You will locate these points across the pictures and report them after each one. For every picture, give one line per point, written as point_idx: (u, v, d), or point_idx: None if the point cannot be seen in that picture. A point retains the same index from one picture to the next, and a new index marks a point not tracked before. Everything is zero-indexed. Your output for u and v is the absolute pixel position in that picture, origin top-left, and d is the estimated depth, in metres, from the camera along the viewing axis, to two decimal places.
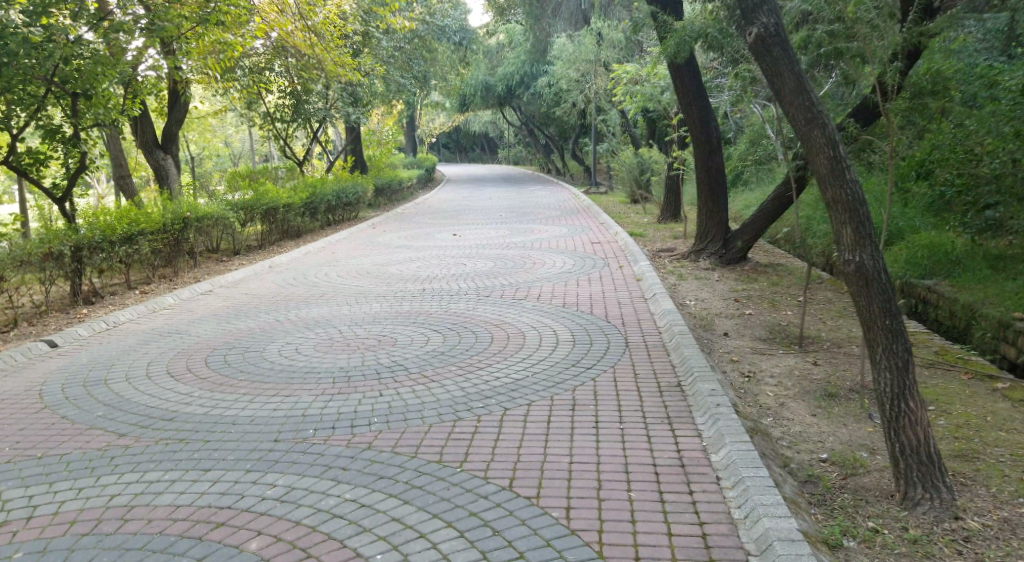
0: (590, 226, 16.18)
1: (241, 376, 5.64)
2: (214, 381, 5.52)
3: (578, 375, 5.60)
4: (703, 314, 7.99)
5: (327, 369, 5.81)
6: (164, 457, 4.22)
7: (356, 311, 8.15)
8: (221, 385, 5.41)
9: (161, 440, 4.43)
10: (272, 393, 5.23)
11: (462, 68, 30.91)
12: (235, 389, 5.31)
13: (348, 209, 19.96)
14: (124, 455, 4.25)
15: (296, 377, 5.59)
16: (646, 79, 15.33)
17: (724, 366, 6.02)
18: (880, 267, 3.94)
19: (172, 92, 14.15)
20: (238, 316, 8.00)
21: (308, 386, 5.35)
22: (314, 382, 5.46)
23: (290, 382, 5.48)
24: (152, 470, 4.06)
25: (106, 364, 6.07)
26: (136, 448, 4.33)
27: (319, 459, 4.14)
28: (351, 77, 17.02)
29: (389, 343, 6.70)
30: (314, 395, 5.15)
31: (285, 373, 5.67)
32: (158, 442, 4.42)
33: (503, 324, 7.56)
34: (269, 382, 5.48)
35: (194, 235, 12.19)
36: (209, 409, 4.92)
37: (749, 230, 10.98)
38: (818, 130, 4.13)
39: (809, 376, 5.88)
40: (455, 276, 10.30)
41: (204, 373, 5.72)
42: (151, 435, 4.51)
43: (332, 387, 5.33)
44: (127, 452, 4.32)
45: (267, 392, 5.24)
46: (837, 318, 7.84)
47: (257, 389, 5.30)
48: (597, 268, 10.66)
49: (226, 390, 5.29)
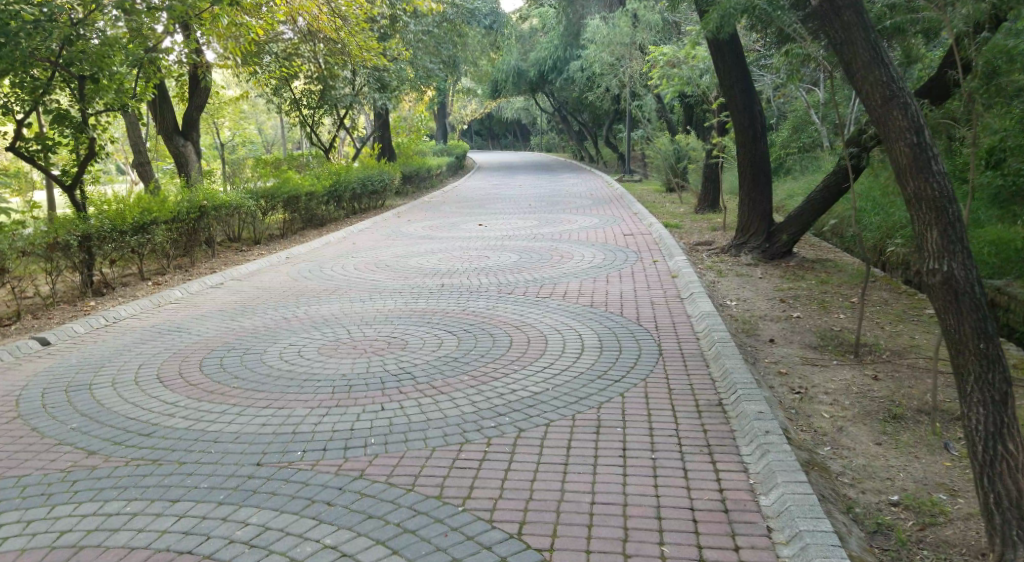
0: (623, 216, 15.46)
1: (235, 384, 5.13)
2: (205, 388, 5.03)
3: (605, 390, 4.98)
4: (746, 318, 7.29)
5: (328, 376, 5.28)
6: (131, 483, 3.71)
7: (367, 310, 7.61)
8: (210, 393, 4.92)
9: (132, 462, 3.94)
10: (263, 404, 4.72)
11: (494, 53, 30.21)
12: (225, 399, 4.81)
13: (376, 197, 19.50)
14: (88, 480, 3.76)
15: (293, 385, 5.08)
16: (683, 61, 14.53)
17: (771, 381, 5.35)
18: (973, 278, 3.35)
19: (193, 77, 13.76)
20: (245, 312, 7.54)
21: (303, 397, 4.83)
22: (311, 391, 4.94)
23: (286, 391, 4.97)
24: (113, 500, 3.54)
25: (95, 368, 5.62)
26: (103, 471, 3.83)
27: (302, 490, 3.59)
28: (377, 61, 16.46)
29: (399, 348, 6.16)
30: (308, 407, 4.62)
31: (281, 382, 5.15)
32: (128, 464, 3.93)
33: (525, 325, 6.97)
34: (264, 390, 4.98)
35: (212, 224, 11.78)
36: (190, 423, 4.43)
37: (795, 224, 10.19)
38: (899, 112, 3.58)
39: (868, 394, 5.18)
40: (478, 270, 9.73)
41: (196, 378, 5.24)
42: (123, 455, 4.03)
43: (330, 399, 4.79)
44: (92, 475, 3.83)
45: (257, 403, 4.73)
46: (896, 323, 7.09)
47: (249, 400, 4.79)
48: (630, 263, 10.00)
49: (215, 400, 4.80)
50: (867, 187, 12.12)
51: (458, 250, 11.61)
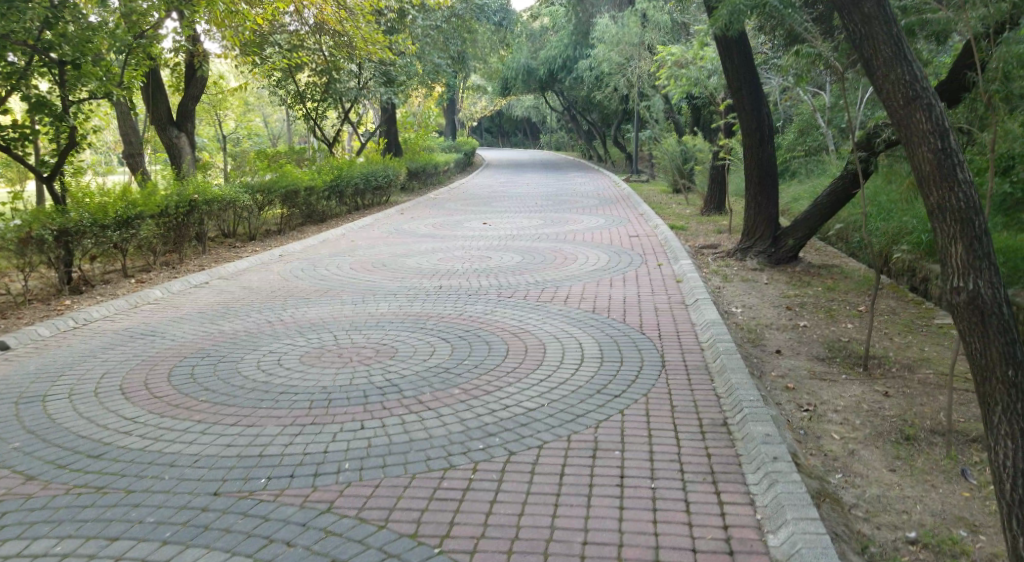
0: (628, 217, 15.19)
1: (201, 397, 5.19)
2: (169, 402, 5.09)
3: (603, 406, 4.75)
4: (752, 327, 7.00)
5: (307, 388, 5.29)
6: (67, 516, 3.62)
7: (357, 313, 7.41)
8: (174, 407, 4.98)
9: (72, 491, 3.87)
10: (231, 421, 4.75)
11: (503, 49, 29.91)
12: (186, 414, 4.88)
13: (380, 193, 19.19)
14: (22, 512, 3.67)
15: (267, 398, 5.12)
16: (691, 61, 14.24)
17: (777, 397, 5.07)
18: (1000, 298, 3.13)
19: (189, 67, 13.57)
20: (229, 315, 7.37)
21: (274, 413, 4.85)
22: (286, 407, 4.95)
23: (257, 405, 5.00)
24: (43, 537, 3.44)
25: (55, 376, 5.62)
26: (38, 502, 3.75)
27: (259, 526, 3.48)
28: (381, 55, 16.20)
29: (388, 357, 5.92)
30: (279, 426, 4.64)
31: (255, 394, 5.19)
32: (69, 493, 3.87)
33: (523, 332, 6.70)
34: (233, 404, 5.03)
35: (203, 219, 11.52)
36: (150, 443, 4.45)
37: (803, 229, 9.90)
38: (923, 113, 3.40)
39: (880, 412, 4.88)
40: (477, 272, 9.48)
41: (161, 390, 5.31)
42: (64, 482, 3.98)
43: (306, 415, 4.80)
44: (28, 505, 3.75)
45: (224, 420, 4.77)
46: (907, 334, 6.79)
47: (213, 415, 4.85)
48: (633, 266, 9.73)
49: (177, 414, 4.87)
50: (879, 191, 11.79)
51: (458, 249, 11.37)
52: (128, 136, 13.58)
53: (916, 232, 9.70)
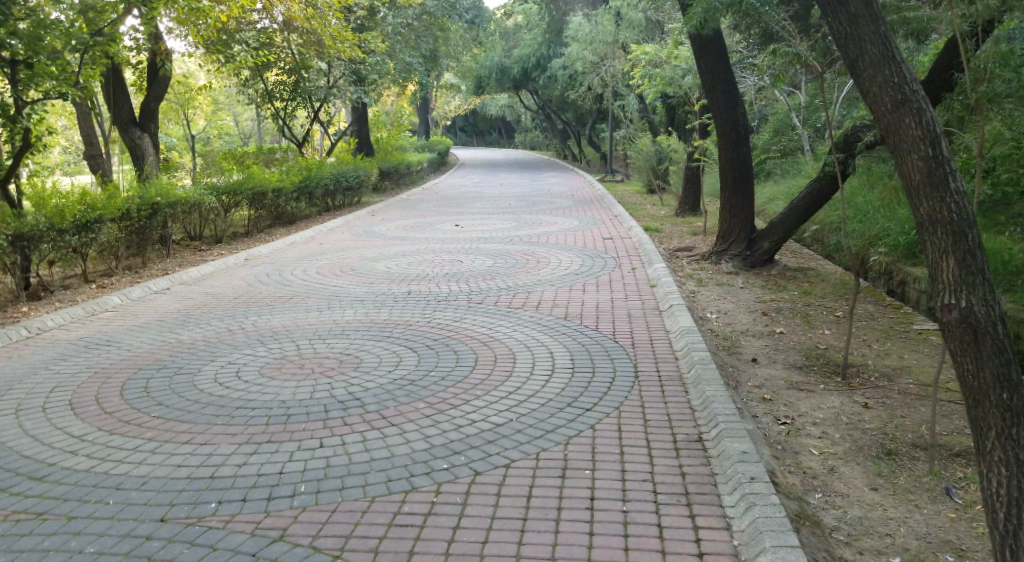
0: (602, 218, 15.04)
1: (156, 410, 4.89)
2: (120, 418, 4.77)
3: (575, 421, 4.55)
4: (727, 333, 6.84)
5: (265, 404, 4.96)
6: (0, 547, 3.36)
7: (321, 321, 7.12)
8: (126, 424, 4.67)
9: (9, 519, 3.61)
10: (186, 438, 4.48)
11: (476, 48, 29.67)
12: (139, 430, 4.58)
13: (351, 193, 18.85)
14: None
15: (223, 414, 4.81)
16: (666, 61, 14.13)
17: (754, 409, 4.90)
18: (994, 316, 3.01)
19: (151, 64, 13.17)
20: (187, 323, 7.04)
21: (231, 430, 4.57)
22: (242, 423, 4.67)
23: (212, 422, 4.68)
24: None
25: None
26: None
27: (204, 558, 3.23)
28: (352, 53, 15.90)
29: (351, 369, 5.65)
30: (236, 444, 4.38)
31: (208, 407, 4.90)
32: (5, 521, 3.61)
33: (493, 341, 6.46)
34: (186, 421, 4.71)
35: (167, 222, 11.11)
36: (96, 463, 4.18)
37: (778, 232, 9.80)
38: (912, 118, 3.29)
39: (859, 425, 4.75)
40: (447, 276, 9.24)
41: (112, 404, 5.00)
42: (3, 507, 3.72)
43: (264, 432, 4.53)
44: None
45: (176, 437, 4.48)
46: (884, 341, 6.69)
47: (167, 432, 4.56)
48: (607, 270, 9.54)
49: (129, 431, 4.58)
50: (853, 193, 11.74)
51: (429, 253, 11.11)
52: (88, 136, 13.11)
53: (891, 236, 9.64)
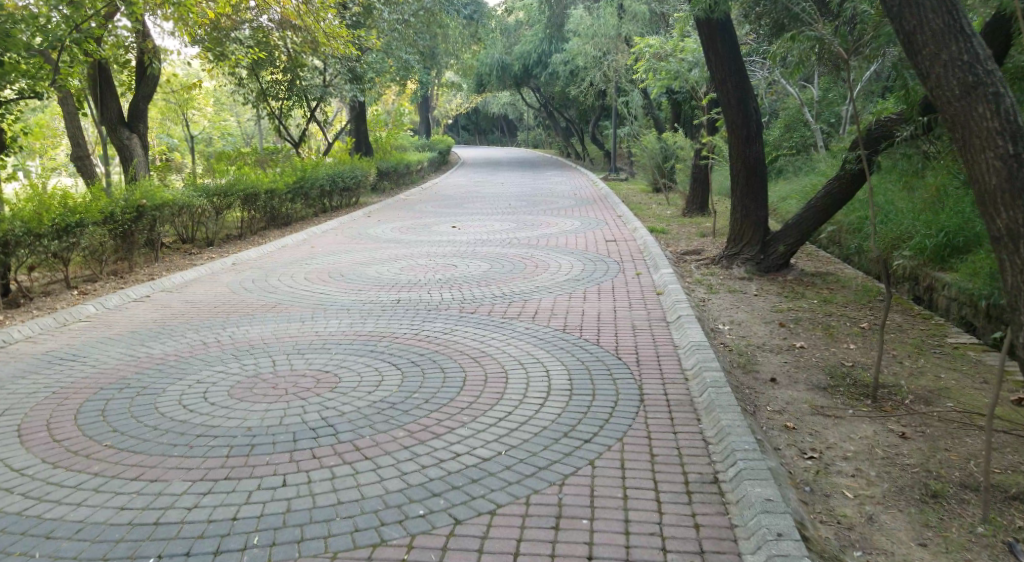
0: (606, 218, 14.48)
1: (109, 439, 4.25)
2: (69, 448, 4.15)
3: (569, 456, 3.97)
4: (742, 348, 6.27)
5: (229, 431, 4.33)
6: None
7: (302, 334, 6.54)
8: (74, 456, 4.05)
9: None
10: (134, 473, 3.82)
11: (476, 45, 29.12)
12: (87, 465, 3.94)
13: (349, 194, 18.32)
14: None
15: (181, 443, 4.17)
16: (672, 54, 13.53)
17: (776, 441, 4.36)
18: None
19: (140, 63, 12.66)
20: (162, 336, 6.46)
21: (185, 464, 3.90)
22: (200, 455, 4.00)
23: (167, 454, 4.03)
24: None
25: None
26: None
27: None
28: (346, 48, 15.39)
29: (328, 389, 5.08)
30: (188, 481, 3.71)
31: (168, 437, 4.26)
32: None
33: (485, 356, 5.90)
34: (139, 452, 4.07)
35: (155, 225, 10.56)
36: (29, 505, 3.55)
37: (795, 234, 9.22)
38: (988, 119, 3.66)
39: (898, 460, 4.21)
40: (441, 283, 8.69)
41: (64, 431, 4.38)
42: None
43: (224, 466, 3.88)
44: None
45: (125, 472, 3.84)
46: (915, 358, 6.16)
47: (116, 467, 3.90)
48: (610, 276, 8.98)
49: (74, 465, 3.94)
50: (871, 193, 11.14)
51: (423, 257, 10.57)
52: (75, 136, 12.62)
53: (917, 238, 9.09)
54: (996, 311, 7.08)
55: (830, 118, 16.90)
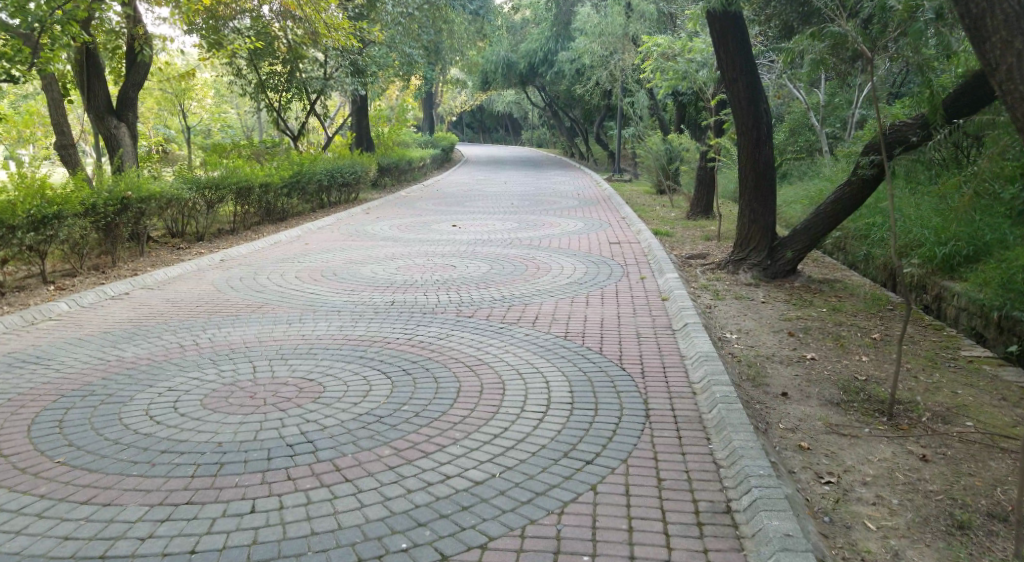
0: (608, 219, 14.20)
1: (62, 455, 3.96)
2: (17, 464, 3.85)
3: (569, 481, 3.67)
4: (750, 359, 6.00)
5: (197, 446, 4.04)
6: None
7: (287, 339, 6.32)
8: (22, 474, 3.75)
9: None
10: (86, 496, 3.52)
11: (480, 41, 28.82)
12: (35, 484, 3.64)
13: (348, 190, 18.01)
14: None
15: (142, 460, 3.87)
16: (680, 53, 13.23)
17: (790, 463, 4.10)
18: None
19: (129, 51, 12.37)
20: (137, 338, 6.27)
21: (145, 485, 3.61)
22: (162, 475, 3.70)
23: (125, 473, 3.74)
24: None
25: None
26: None
27: None
28: (346, 41, 15.08)
29: (311, 399, 4.83)
30: (146, 505, 3.43)
31: (129, 452, 3.96)
32: None
33: (480, 365, 5.61)
34: (95, 469, 3.78)
35: (140, 219, 10.25)
36: None
37: (802, 240, 8.93)
38: None
39: (921, 486, 3.91)
40: (439, 284, 8.41)
41: (15, 445, 4.10)
42: None
43: (187, 487, 3.59)
44: None
45: (75, 494, 3.54)
46: (932, 372, 5.86)
47: (66, 488, 3.61)
48: (613, 279, 8.68)
49: (21, 484, 3.64)
50: (882, 198, 10.83)
51: (419, 256, 10.28)
52: (60, 124, 12.32)
53: (928, 246, 8.84)
54: (1009, 323, 6.81)
55: (838, 121, 16.60)
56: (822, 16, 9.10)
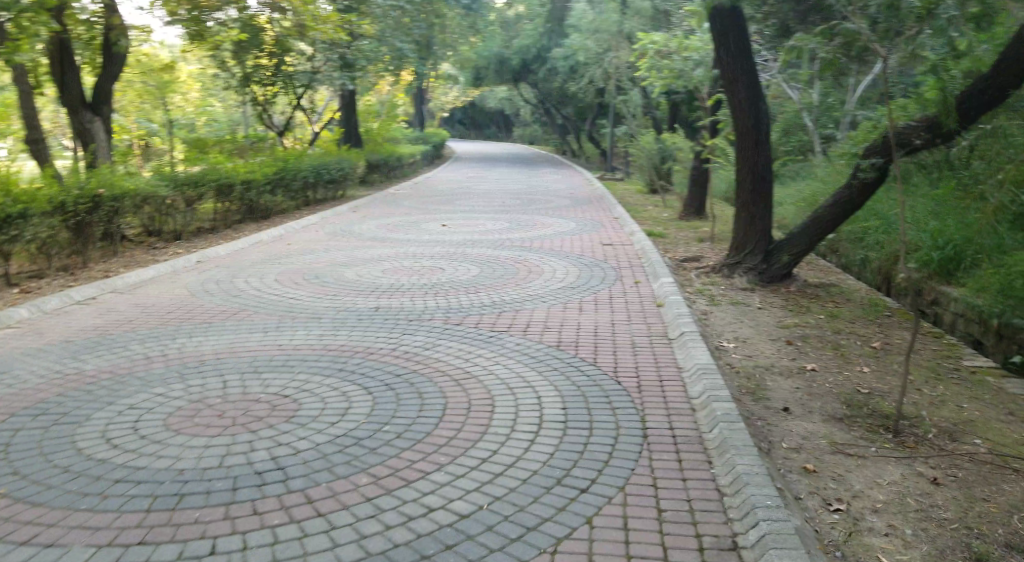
0: (600, 220, 14.00)
1: (7, 485, 3.90)
2: None
3: (562, 513, 3.53)
4: (749, 370, 5.79)
5: (154, 476, 3.99)
6: None
7: (263, 350, 6.08)
8: None
9: None
10: (29, 534, 3.46)
11: (472, 35, 28.49)
12: None
13: (334, 187, 17.66)
14: None
15: (93, 491, 3.84)
16: (674, 51, 13.02)
17: (796, 488, 3.91)
18: None
19: (105, 43, 12.08)
20: (99, 348, 6.12)
21: (93, 523, 3.54)
22: (113, 510, 3.65)
23: (73, 508, 3.68)
24: None
25: None
26: None
27: None
28: (334, 34, 14.74)
29: (282, 420, 4.71)
30: (92, 545, 3.36)
31: (79, 484, 3.92)
32: None
33: (469, 377, 5.39)
34: (40, 504, 3.72)
35: (113, 218, 9.96)
36: None
37: (798, 243, 8.75)
38: None
39: (932, 513, 3.71)
40: (426, 288, 8.17)
41: None
42: None
43: (139, 523, 3.53)
44: None
45: (16, 533, 3.46)
46: (937, 383, 5.65)
47: (9, 524, 3.54)
48: (606, 284, 8.46)
49: None
50: (879, 200, 10.64)
51: (407, 258, 10.03)
52: (30, 118, 12.04)
53: (923, 249, 8.65)
54: (1008, 331, 6.61)
55: (832, 122, 16.42)
56: (827, 13, 8.87)
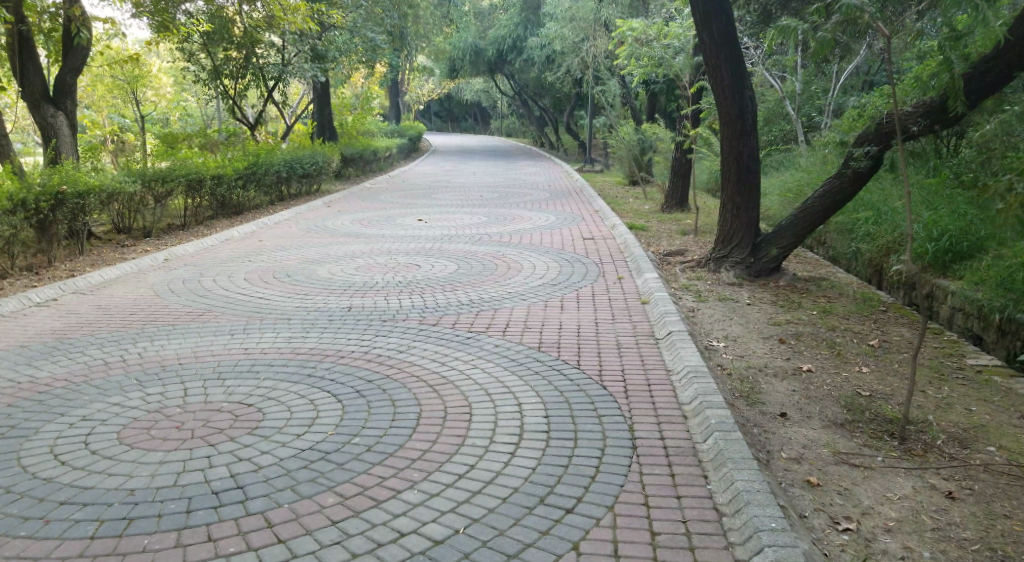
0: (580, 213, 13.66)
1: None
2: None
3: (546, 538, 3.18)
4: (742, 372, 5.44)
5: (105, 497, 3.55)
6: None
7: (228, 354, 5.62)
8: None
9: None
10: None
11: (446, 26, 28.00)
12: None
13: (309, 181, 17.16)
14: None
15: (35, 515, 3.41)
16: (654, 39, 12.68)
17: (800, 505, 3.57)
18: None
19: (65, 35, 11.48)
20: (54, 354, 5.64)
21: (30, 554, 3.13)
22: (55, 538, 3.24)
23: (9, 536, 3.26)
24: None
25: None
26: None
27: None
28: (302, 22, 14.23)
29: (243, 431, 4.26)
30: None
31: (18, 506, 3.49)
32: None
33: (444, 383, 4.99)
34: None
35: (78, 216, 9.46)
36: None
37: (786, 236, 8.43)
38: None
39: (951, 532, 3.40)
40: (400, 286, 7.76)
41: None
42: None
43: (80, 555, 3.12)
44: None
45: None
46: (940, 384, 5.36)
47: None
48: (588, 280, 8.10)
49: None
50: (867, 191, 10.36)
51: (382, 254, 9.60)
52: None
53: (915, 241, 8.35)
54: (1010, 326, 6.32)
55: (813, 110, 16.21)
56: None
